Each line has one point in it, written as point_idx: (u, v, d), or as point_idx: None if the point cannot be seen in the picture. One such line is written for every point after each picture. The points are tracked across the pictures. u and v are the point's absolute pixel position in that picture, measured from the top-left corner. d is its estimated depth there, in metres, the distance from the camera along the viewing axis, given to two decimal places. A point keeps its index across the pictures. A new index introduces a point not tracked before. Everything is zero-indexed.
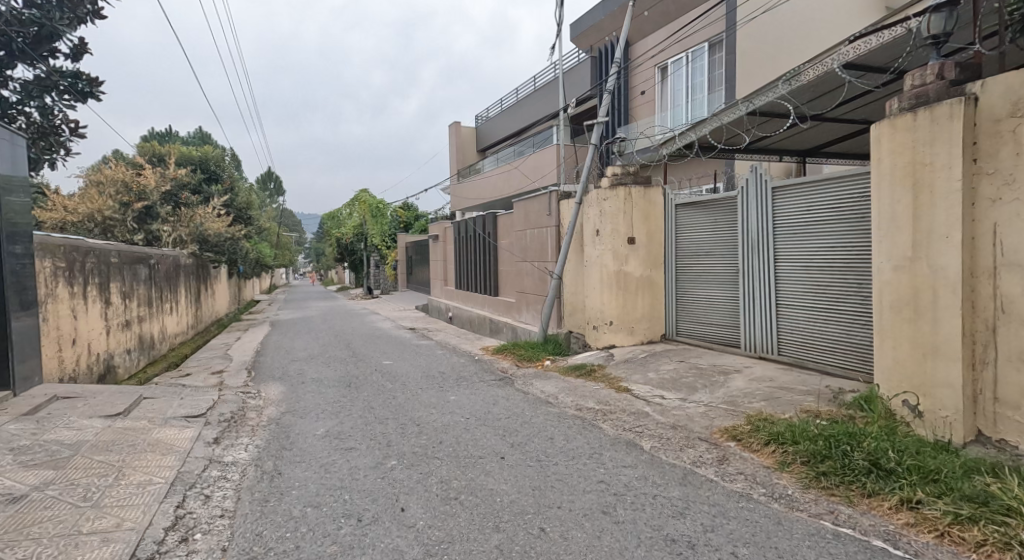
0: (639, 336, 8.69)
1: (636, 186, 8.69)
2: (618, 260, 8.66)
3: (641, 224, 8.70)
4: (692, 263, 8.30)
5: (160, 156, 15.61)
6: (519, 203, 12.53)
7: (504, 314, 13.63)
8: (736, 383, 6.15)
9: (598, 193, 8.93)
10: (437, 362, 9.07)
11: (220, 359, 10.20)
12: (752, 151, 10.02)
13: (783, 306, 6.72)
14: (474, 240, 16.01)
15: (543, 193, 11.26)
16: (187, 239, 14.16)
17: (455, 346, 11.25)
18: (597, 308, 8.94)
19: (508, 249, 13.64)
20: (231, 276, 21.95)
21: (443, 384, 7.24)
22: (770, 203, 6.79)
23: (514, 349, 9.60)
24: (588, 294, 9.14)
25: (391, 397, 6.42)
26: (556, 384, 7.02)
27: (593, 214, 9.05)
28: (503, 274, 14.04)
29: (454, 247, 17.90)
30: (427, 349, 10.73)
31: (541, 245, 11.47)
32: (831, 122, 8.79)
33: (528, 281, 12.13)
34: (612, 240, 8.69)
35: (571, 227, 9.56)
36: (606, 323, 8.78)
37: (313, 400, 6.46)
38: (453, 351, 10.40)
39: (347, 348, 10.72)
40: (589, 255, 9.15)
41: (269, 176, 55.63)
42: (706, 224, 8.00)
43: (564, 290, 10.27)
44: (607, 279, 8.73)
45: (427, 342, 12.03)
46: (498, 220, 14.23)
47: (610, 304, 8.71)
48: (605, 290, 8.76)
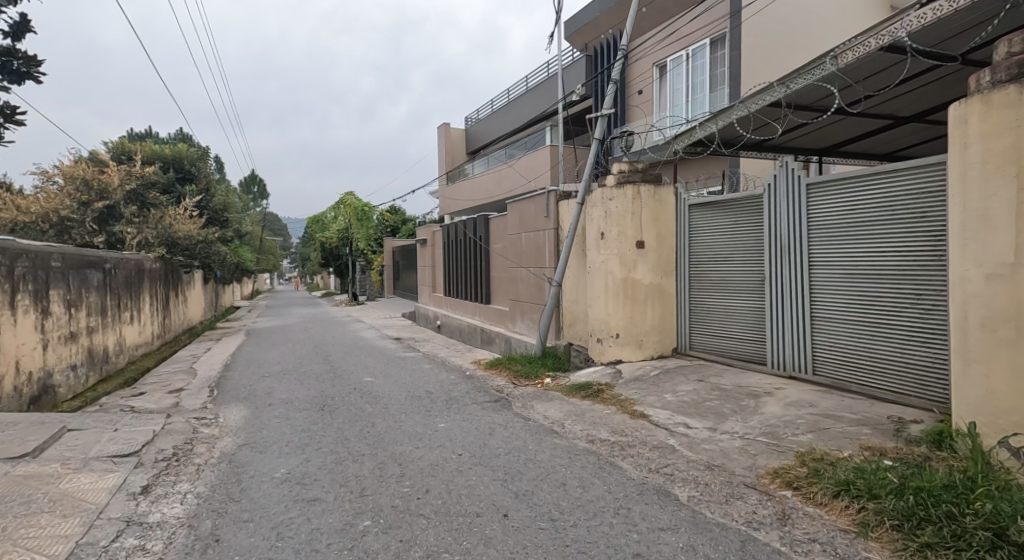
0: (648, 350, 7.87)
1: (645, 184, 7.88)
2: (625, 266, 7.83)
3: (650, 227, 7.89)
4: (708, 270, 7.48)
5: (128, 153, 14.61)
6: (513, 204, 11.68)
7: (496, 324, 12.76)
8: (771, 408, 5.30)
9: (602, 192, 8.10)
10: (424, 379, 8.18)
11: (182, 374, 9.22)
12: (767, 149, 9.25)
13: (818, 318, 5.93)
14: (464, 244, 15.13)
15: (541, 193, 10.41)
16: (152, 241, 13.08)
17: (443, 358, 10.35)
18: (600, 319, 8.10)
19: (500, 253, 12.77)
20: (208, 281, 20.90)
21: (430, 407, 6.33)
22: (804, 203, 5.99)
23: (509, 364, 8.73)
24: (591, 303, 8.30)
25: (370, 425, 5.52)
26: (560, 407, 6.15)
27: (597, 214, 8.21)
28: (496, 281, 13.14)
29: (443, 252, 17.03)
30: (414, 363, 9.83)
31: (538, 249, 10.62)
32: (857, 117, 8.05)
33: (523, 289, 11.26)
34: (618, 244, 7.86)
35: (572, 229, 8.72)
36: (612, 336, 7.95)
37: (278, 428, 5.54)
38: (443, 366, 9.50)
39: (325, 362, 9.77)
40: (592, 261, 8.32)
41: (253, 179, 54.33)
42: (725, 227, 7.19)
43: (564, 298, 9.42)
44: (612, 287, 7.90)
45: (413, 353, 11.13)
46: (491, 223, 13.36)
47: (616, 314, 7.88)
48: (611, 300, 7.92)
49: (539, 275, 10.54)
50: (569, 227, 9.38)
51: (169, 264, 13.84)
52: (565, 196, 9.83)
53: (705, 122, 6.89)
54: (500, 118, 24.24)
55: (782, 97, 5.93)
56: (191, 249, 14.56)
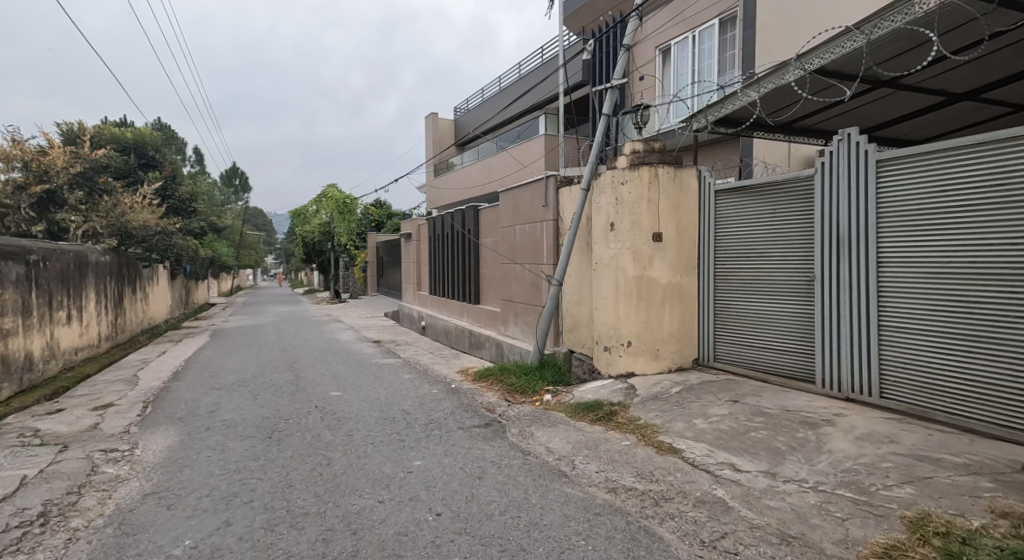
0: (665, 362, 6.78)
1: (663, 166, 6.76)
2: (639, 262, 6.72)
3: (669, 217, 6.75)
4: (738, 268, 6.36)
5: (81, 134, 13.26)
6: (507, 193, 10.50)
7: (486, 326, 11.61)
8: (839, 445, 4.13)
9: (613, 175, 6.94)
10: (402, 393, 6.98)
11: (121, 385, 7.96)
12: (794, 132, 8.30)
13: (886, 330, 4.84)
14: (451, 238, 13.94)
15: (538, 180, 9.20)
16: (102, 231, 11.74)
17: (426, 366, 9.16)
18: (608, 324, 6.99)
19: (491, 248, 11.59)
20: (177, 276, 19.56)
21: (405, 434, 5.10)
22: (872, 185, 4.88)
23: (502, 376, 7.53)
24: (598, 305, 7.17)
25: (325, 463, 4.29)
26: (567, 437, 4.95)
27: (606, 202, 7.07)
28: (486, 278, 11.92)
29: (429, 247, 15.80)
30: (395, 371, 8.64)
31: (535, 243, 9.43)
32: (907, 91, 6.95)
33: (517, 287, 10.10)
34: (631, 235, 6.73)
35: (576, 219, 7.56)
36: (623, 344, 6.82)
37: (206, 466, 4.30)
38: (425, 376, 8.30)
39: (290, 370, 8.53)
40: (598, 256, 7.19)
41: (235, 171, 52.62)
42: (761, 216, 6.06)
43: (564, 299, 8.28)
44: (624, 287, 6.78)
45: (392, 360, 9.93)
46: (481, 214, 12.13)
47: (629, 319, 6.77)
48: (622, 301, 6.80)
49: (535, 273, 9.37)
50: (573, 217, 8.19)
51: (122, 257, 12.47)
52: (567, 182, 8.63)
53: (744, 88, 5.69)
54: (489, 108, 23.02)
55: (856, 49, 4.69)
56: (149, 242, 13.22)
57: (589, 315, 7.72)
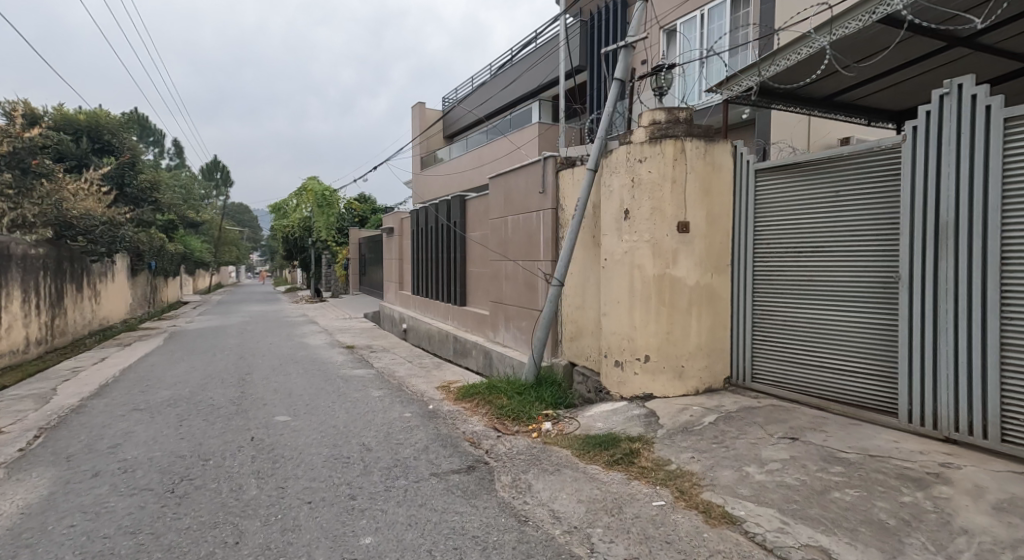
0: (691, 382, 5.53)
1: (691, 140, 5.50)
2: (662, 259, 5.49)
3: (699, 203, 5.50)
4: (791, 267, 5.14)
5: (31, 115, 11.95)
6: (498, 179, 9.21)
7: (473, 332, 10.34)
8: (974, 521, 2.88)
9: (629, 152, 5.70)
10: (367, 416, 5.68)
11: (28, 402, 6.57)
12: (836, 106, 7.26)
13: (1009, 352, 3.58)
14: (435, 233, 12.62)
15: (534, 161, 7.91)
16: (36, 221, 10.33)
17: (402, 379, 7.87)
18: (623, 334, 5.76)
19: (480, 243, 10.30)
20: (140, 272, 18.10)
21: (357, 486, 3.78)
22: (991, 153, 3.62)
23: (490, 396, 6.22)
24: (610, 310, 5.95)
25: (232, 542, 2.99)
26: (578, 493, 3.67)
27: (619, 184, 5.83)
28: (474, 277, 10.62)
29: (412, 243, 14.46)
30: (365, 385, 7.33)
31: (530, 236, 8.15)
32: (983, 54, 5.85)
33: (508, 287, 8.83)
34: (652, 226, 5.51)
35: (581, 207, 6.33)
36: (640, 358, 5.60)
37: (58, 545, 2.98)
38: (398, 392, 6.99)
39: (238, 384, 7.18)
40: (609, 251, 5.97)
41: (216, 165, 50.70)
42: (824, 201, 4.84)
43: (567, 303, 7.01)
44: (643, 289, 5.57)
45: (363, 370, 8.62)
46: (470, 204, 10.80)
47: (649, 328, 5.55)
48: (640, 307, 5.59)
49: (530, 272, 8.11)
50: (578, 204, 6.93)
51: (60, 249, 11.14)
52: (570, 164, 7.34)
53: (816, 30, 4.50)
54: (479, 97, 21.74)
55: None
56: (95, 233, 11.77)
57: (596, 321, 6.47)
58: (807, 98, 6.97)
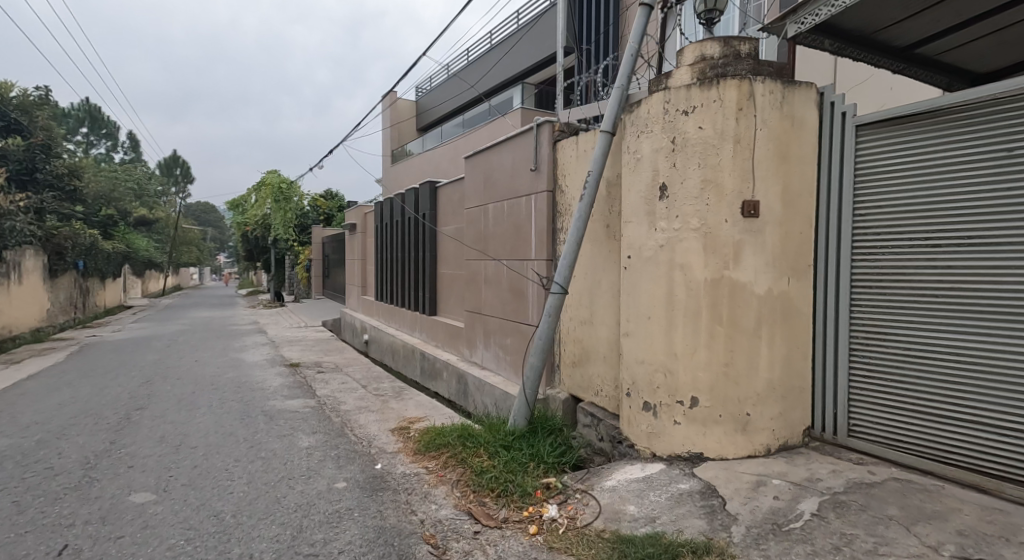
0: (760, 437, 3.76)
1: (765, 79, 3.73)
2: (718, 255, 3.76)
3: (773, 174, 3.74)
4: (923, 270, 3.46)
5: None
6: (476, 157, 7.40)
7: (445, 347, 8.51)
8: None
9: (667, 102, 3.94)
10: (280, 488, 3.83)
11: None
12: (913, 63, 5.61)
13: None
14: (401, 227, 10.75)
15: (523, 130, 6.15)
16: None
17: (347, 415, 6.00)
18: (656, 362, 4.02)
19: (454, 238, 8.47)
20: (63, 273, 15.84)
21: None
22: None
23: (464, 451, 4.41)
24: (635, 329, 4.20)
25: None
26: None
27: (652, 146, 4.05)
28: (447, 281, 8.79)
29: (376, 240, 12.55)
30: (295, 426, 5.44)
31: (516, 228, 6.38)
32: None
33: (489, 293, 7.02)
34: (704, 208, 3.78)
35: (592, 182, 4.56)
36: (684, 401, 3.85)
37: None
38: (337, 438, 5.11)
39: (116, 426, 5.22)
40: (633, 245, 4.22)
41: (175, 161, 47.73)
42: (989, 174, 3.21)
43: (572, 317, 5.23)
44: (689, 299, 3.84)
45: (300, 399, 6.72)
46: (442, 192, 8.95)
47: (696, 357, 3.81)
48: (684, 327, 3.86)
49: (515, 275, 6.35)
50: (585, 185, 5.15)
51: None
52: (571, 131, 5.57)
53: None
54: (454, 85, 19.86)
55: None
56: None
57: (613, 344, 4.72)
58: (884, 47, 5.31)
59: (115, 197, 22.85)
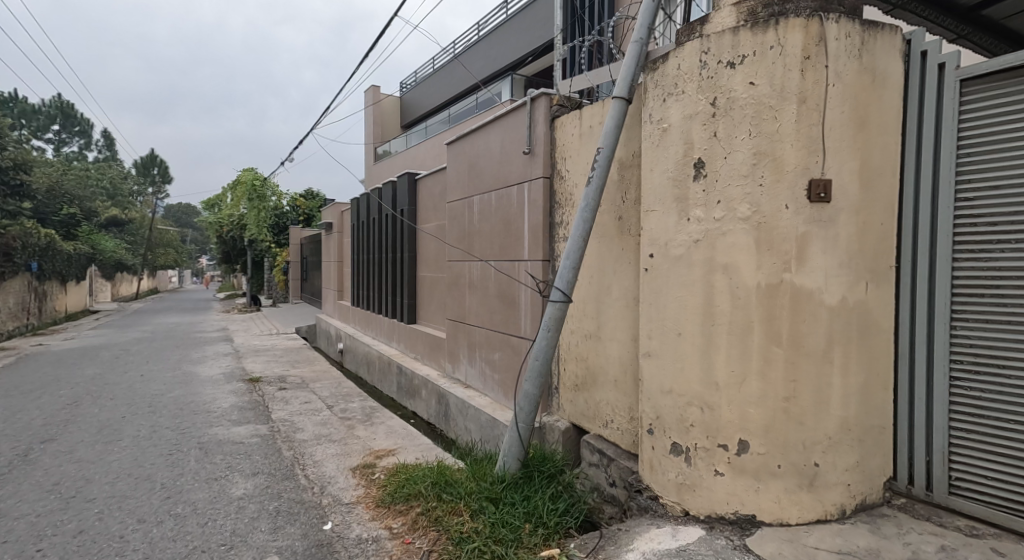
0: (832, 494, 2.81)
1: (840, 16, 2.78)
2: (775, 252, 2.83)
3: (850, 142, 2.79)
4: None
5: None
6: (460, 142, 6.43)
7: (424, 360, 7.54)
8: None
9: (706, 52, 3.02)
10: None
11: None
12: (977, 28, 4.71)
13: None
14: (378, 226, 9.74)
15: (514, 108, 5.21)
16: None
17: (301, 447, 5.02)
18: (691, 393, 3.11)
19: (435, 237, 7.49)
20: (13, 276, 14.67)
21: None
22: None
23: (439, 507, 3.45)
24: (662, 349, 3.29)
25: None
26: None
27: (684, 114, 3.13)
28: (427, 285, 7.81)
29: (352, 240, 11.54)
30: (232, 466, 4.44)
31: (505, 223, 5.43)
32: None
33: (473, 299, 6.05)
34: (757, 189, 2.85)
35: (603, 163, 3.64)
36: (729, 445, 2.94)
37: None
38: (280, 483, 4.12)
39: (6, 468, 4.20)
40: (658, 241, 3.31)
41: (152, 160, 46.15)
42: None
43: (578, 330, 4.30)
44: (736, 311, 2.92)
45: (249, 425, 5.72)
46: (422, 184, 7.98)
47: (746, 389, 2.89)
48: (729, 348, 2.95)
49: (505, 278, 5.40)
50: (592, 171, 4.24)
51: None
52: (572, 105, 4.67)
53: None
54: (440, 79, 18.82)
55: None
56: None
57: (631, 365, 3.78)
58: (947, 5, 4.40)
59: (78, 196, 21.60)
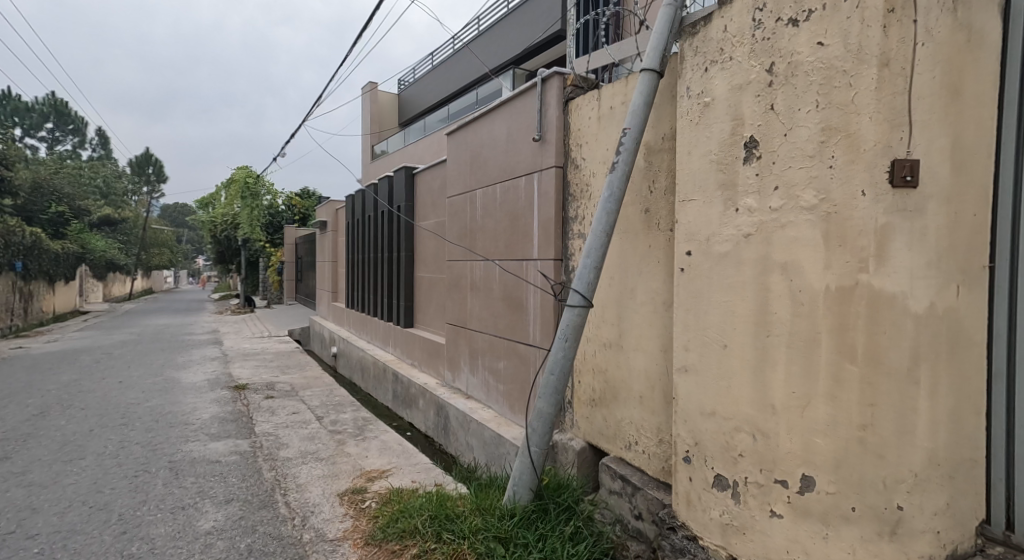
0: (919, 545, 2.25)
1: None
2: (848, 249, 2.33)
3: (946, 109, 2.22)
4: None
5: None
6: (462, 131, 5.93)
7: (422, 367, 7.03)
8: None
9: (760, 9, 2.53)
10: None
11: None
12: None
13: None
14: (374, 224, 9.24)
15: (522, 90, 4.71)
16: None
17: (283, 467, 4.52)
18: (741, 417, 2.61)
19: (434, 234, 6.99)
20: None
21: None
22: None
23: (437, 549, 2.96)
24: (703, 363, 2.80)
25: None
26: None
27: (732, 85, 2.64)
28: (426, 286, 7.31)
29: (347, 239, 11.02)
30: (204, 492, 3.95)
31: (512, 219, 4.94)
32: None
33: (475, 302, 5.55)
34: (825, 173, 2.36)
35: (630, 147, 3.16)
36: (789, 481, 2.44)
37: None
38: (255, 514, 3.62)
39: None
40: (698, 236, 2.83)
41: (147, 159, 45.52)
42: None
43: (601, 338, 3.83)
44: (798, 319, 2.42)
45: (229, 440, 5.22)
46: (420, 178, 7.47)
47: (811, 414, 2.39)
48: (789, 363, 2.45)
49: (511, 279, 4.91)
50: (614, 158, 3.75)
51: None
52: (589, 86, 4.17)
53: None
54: (439, 76, 18.27)
55: None
56: None
57: (664, 380, 3.30)
58: None
59: (67, 194, 21.07)
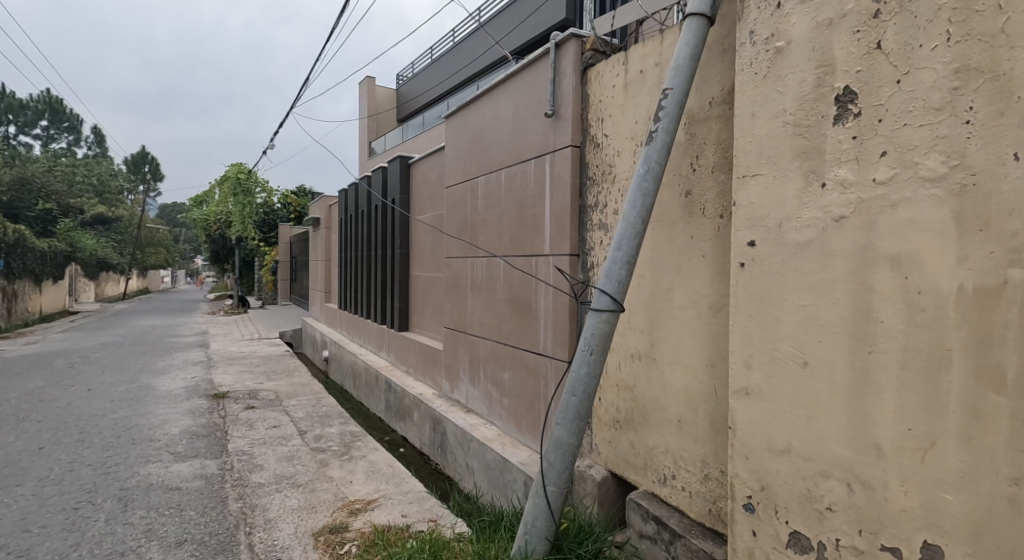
0: None
1: None
2: (991, 235, 1.63)
3: None
4: None
5: None
6: (463, 112, 5.29)
7: (418, 375, 6.40)
8: None
9: None
10: None
11: None
12: None
13: None
14: (368, 219, 8.60)
15: (532, 60, 4.09)
16: None
17: (251, 498, 3.87)
18: (829, 459, 1.98)
19: (431, 229, 6.36)
20: None
21: None
22: None
23: None
24: (773, 385, 2.17)
25: None
26: None
27: (818, 21, 2.01)
28: (422, 286, 6.66)
29: (340, 236, 10.37)
30: (151, 533, 3.33)
31: (519, 209, 4.30)
32: None
33: (476, 304, 4.92)
34: (958, 130, 1.70)
35: (673, 111, 2.53)
36: (903, 551, 1.80)
37: None
38: None
39: None
40: (767, 222, 2.20)
41: (144, 157, 44.88)
42: None
43: (628, 348, 3.20)
44: (915, 331, 1.78)
45: (195, 462, 4.57)
46: (417, 168, 6.82)
47: (937, 462, 1.73)
48: (902, 390, 1.80)
49: (518, 277, 4.28)
50: (645, 132, 3.12)
51: None
52: (612, 50, 3.59)
53: None
54: (436, 70, 17.64)
55: None
56: None
57: (713, 402, 2.67)
58: None
59: (56, 190, 20.41)
